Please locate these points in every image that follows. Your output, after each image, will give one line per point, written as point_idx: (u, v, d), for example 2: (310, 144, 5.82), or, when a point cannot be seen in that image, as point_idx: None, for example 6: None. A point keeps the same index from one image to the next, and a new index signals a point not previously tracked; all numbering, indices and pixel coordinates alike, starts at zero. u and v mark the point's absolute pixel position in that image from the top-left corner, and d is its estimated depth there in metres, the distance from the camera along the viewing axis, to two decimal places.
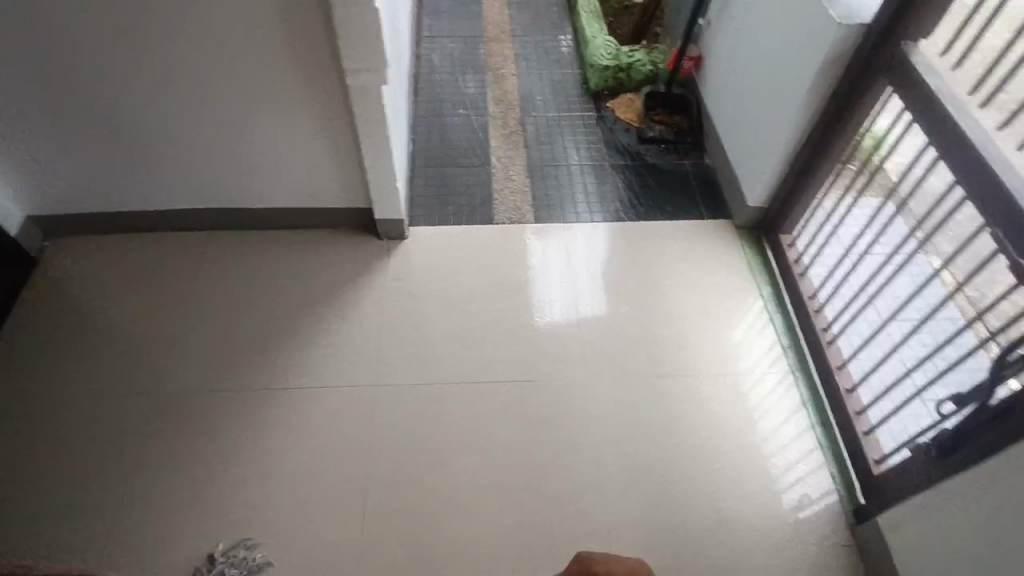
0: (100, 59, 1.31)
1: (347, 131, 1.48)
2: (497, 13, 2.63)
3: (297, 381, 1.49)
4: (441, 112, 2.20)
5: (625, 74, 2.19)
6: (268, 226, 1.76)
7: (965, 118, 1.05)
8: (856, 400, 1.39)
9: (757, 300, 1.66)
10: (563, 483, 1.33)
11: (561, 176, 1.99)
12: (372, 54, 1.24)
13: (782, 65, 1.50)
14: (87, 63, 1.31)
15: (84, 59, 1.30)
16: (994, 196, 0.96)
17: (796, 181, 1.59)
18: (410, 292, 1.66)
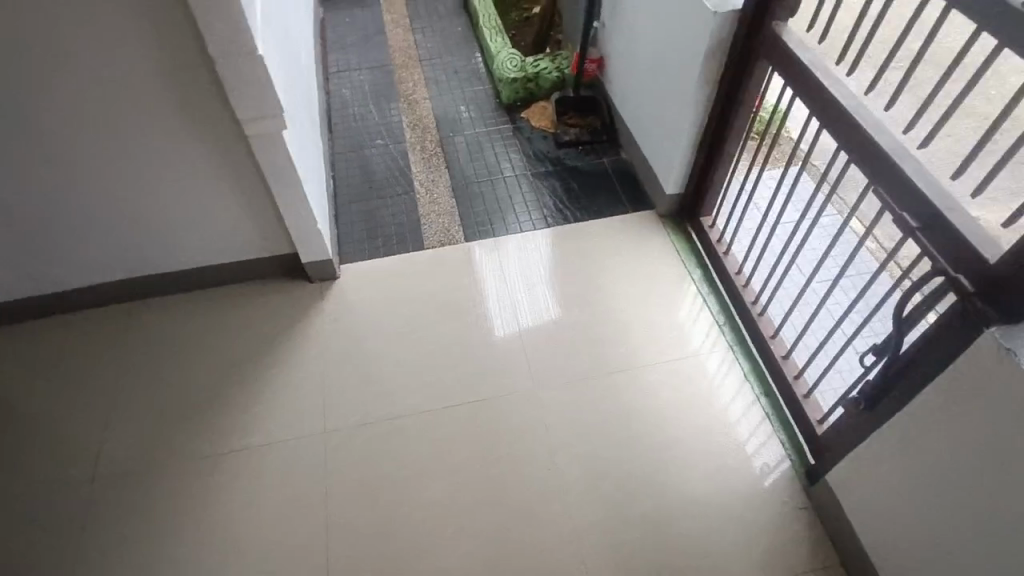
0: None
1: (256, 180, 1.45)
2: (403, 41, 2.64)
3: (243, 441, 1.44)
4: (358, 145, 2.19)
5: (534, 83, 2.24)
6: (193, 287, 1.71)
7: (836, 87, 1.10)
8: (791, 365, 1.43)
9: (689, 284, 1.70)
10: (526, 497, 1.33)
11: (485, 192, 2.01)
12: (265, 101, 1.21)
13: (673, 56, 1.55)
14: None
15: None
16: (871, 155, 1.01)
17: (706, 164, 1.65)
18: (349, 330, 1.64)
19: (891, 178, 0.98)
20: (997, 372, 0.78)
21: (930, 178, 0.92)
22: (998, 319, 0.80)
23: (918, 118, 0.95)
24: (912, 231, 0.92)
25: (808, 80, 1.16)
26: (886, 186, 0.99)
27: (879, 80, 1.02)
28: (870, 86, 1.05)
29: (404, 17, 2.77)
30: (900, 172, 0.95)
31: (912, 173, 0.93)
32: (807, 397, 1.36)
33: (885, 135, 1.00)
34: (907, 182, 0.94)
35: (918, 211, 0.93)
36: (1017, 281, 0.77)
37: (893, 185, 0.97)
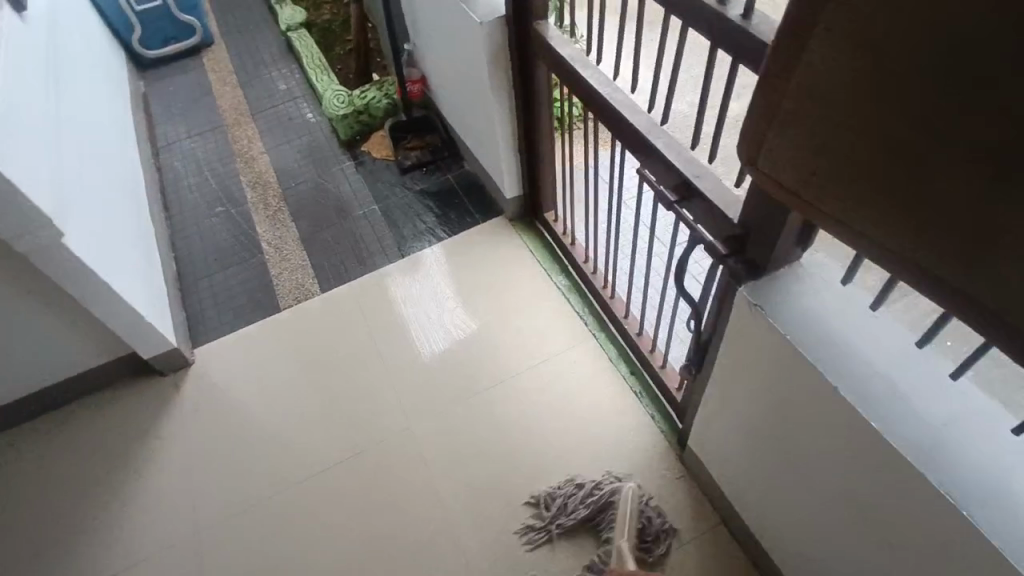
0: None
1: (60, 291, 1.36)
2: (231, 98, 2.55)
3: (115, 564, 1.35)
4: (198, 217, 2.10)
5: (366, 115, 2.21)
6: (34, 414, 1.58)
7: (594, 76, 1.13)
8: (646, 339, 1.46)
9: (546, 281, 1.71)
10: (417, 539, 1.31)
11: (336, 236, 1.96)
12: (28, 213, 1.14)
13: (468, 68, 1.56)
14: None
15: None
16: (630, 137, 1.04)
17: (530, 163, 1.66)
18: (212, 417, 1.56)
19: (650, 156, 1.01)
20: (753, 327, 0.82)
21: (678, 150, 0.95)
22: (747, 275, 0.82)
23: (656, 95, 0.98)
24: (672, 204, 0.95)
25: (572, 74, 1.18)
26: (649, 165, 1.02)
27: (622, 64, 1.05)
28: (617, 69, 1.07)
29: (229, 72, 2.68)
30: (654, 150, 0.98)
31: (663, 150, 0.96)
32: (663, 366, 1.40)
33: (637, 116, 1.03)
34: (661, 160, 0.97)
35: (674, 184, 0.96)
36: (752, 237, 0.80)
37: (652, 163, 1.00)
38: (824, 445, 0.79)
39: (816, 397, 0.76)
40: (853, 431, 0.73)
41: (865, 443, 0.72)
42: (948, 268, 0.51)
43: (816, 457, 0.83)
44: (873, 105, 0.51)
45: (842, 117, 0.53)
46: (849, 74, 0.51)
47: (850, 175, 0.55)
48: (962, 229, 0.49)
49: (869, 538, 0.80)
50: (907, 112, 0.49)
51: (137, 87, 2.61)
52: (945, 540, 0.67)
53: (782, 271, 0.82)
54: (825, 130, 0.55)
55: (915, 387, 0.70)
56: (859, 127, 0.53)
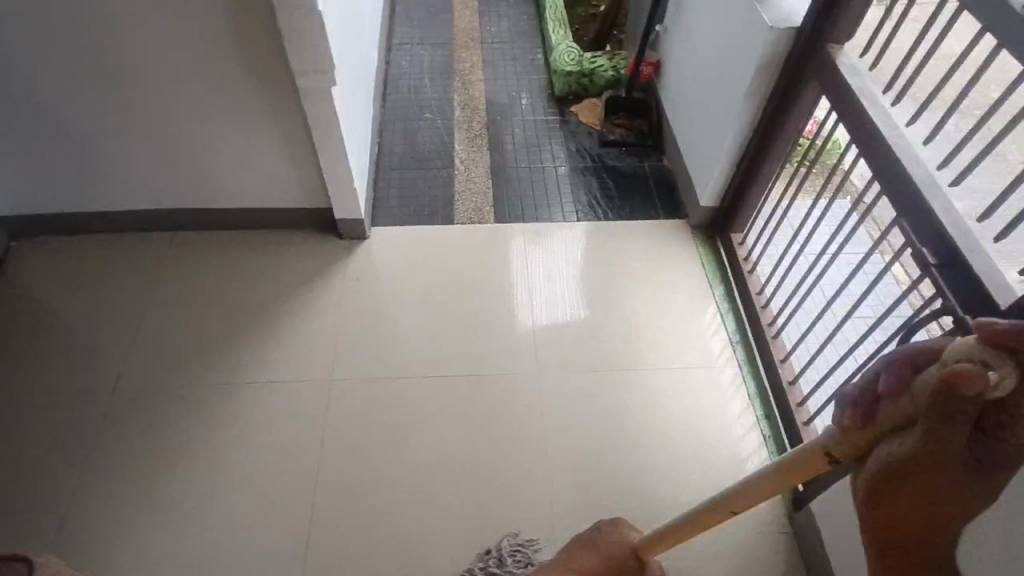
0: (59, 65, 1.34)
1: (301, 132, 1.51)
2: (468, 22, 2.68)
3: (253, 378, 1.51)
4: (407, 115, 2.24)
5: (588, 79, 2.25)
6: (229, 227, 1.78)
7: (880, 116, 1.08)
8: (796, 391, 1.42)
9: (709, 298, 1.69)
10: (512, 473, 1.36)
11: (523, 178, 2.03)
12: (319, 56, 1.28)
13: (726, 68, 1.55)
14: (47, 70, 1.35)
15: (42, 65, 1.34)
16: (901, 187, 0.99)
17: (744, 181, 1.63)
18: (369, 291, 1.69)
19: (917, 214, 0.96)
20: None
21: (958, 219, 0.90)
22: None
23: (955, 156, 0.93)
24: (928, 268, 0.91)
25: (853, 107, 1.14)
26: (912, 222, 0.97)
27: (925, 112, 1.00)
28: (914, 116, 1.02)
29: None
30: (928, 209, 0.93)
31: (941, 212, 0.91)
32: (807, 424, 1.35)
33: (920, 169, 0.98)
34: (932, 221, 0.93)
35: (938, 250, 0.91)
36: None
37: (918, 222, 0.95)
38: None
39: None
40: None
41: None
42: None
43: None
44: None
45: None
46: None
47: None
48: None
49: None
50: None
51: None
52: None
53: None
54: None
55: None
56: None
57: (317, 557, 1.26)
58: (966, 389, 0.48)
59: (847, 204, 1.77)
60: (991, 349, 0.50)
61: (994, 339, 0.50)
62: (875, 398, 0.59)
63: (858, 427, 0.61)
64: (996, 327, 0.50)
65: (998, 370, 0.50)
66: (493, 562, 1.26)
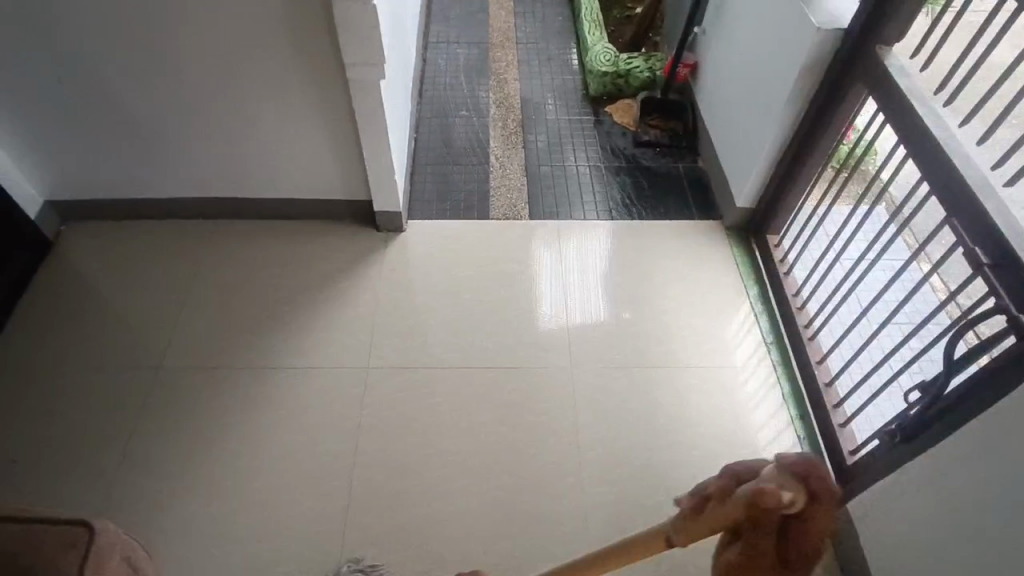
0: (120, 52, 1.39)
1: (346, 123, 1.55)
2: (503, 22, 2.71)
3: (292, 362, 1.54)
4: (443, 112, 2.27)
5: (623, 80, 2.26)
6: (270, 216, 1.82)
7: (930, 117, 1.08)
8: (833, 393, 1.41)
9: (743, 299, 1.69)
10: (545, 464, 1.38)
11: (557, 176, 2.05)
12: (370, 48, 1.31)
13: (768, 70, 1.55)
14: (108, 56, 1.40)
15: (104, 51, 1.39)
16: (953, 187, 0.99)
17: (782, 182, 1.63)
18: (405, 282, 1.72)
19: (969, 214, 0.96)
20: None
21: (1012, 219, 0.90)
22: None
23: (1010, 156, 0.93)
24: (980, 267, 0.91)
25: (902, 107, 1.14)
26: (963, 222, 0.97)
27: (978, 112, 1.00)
28: (966, 117, 1.02)
29: None
30: (981, 209, 0.93)
31: (995, 212, 0.91)
32: (843, 425, 1.34)
33: (973, 170, 0.98)
34: (985, 221, 0.92)
35: (991, 250, 0.91)
36: None
37: (970, 222, 0.95)
38: None
39: None
40: None
41: None
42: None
43: None
44: None
45: None
46: None
47: None
48: None
49: None
50: None
51: None
52: None
53: None
54: None
55: None
56: None
57: (351, 538, 1.28)
58: (767, 502, 0.57)
59: (885, 210, 1.76)
60: (789, 472, 0.59)
61: (790, 466, 0.60)
62: (704, 498, 0.65)
63: (691, 519, 0.66)
64: (790, 458, 0.60)
65: (794, 493, 0.59)
66: (524, 551, 1.27)
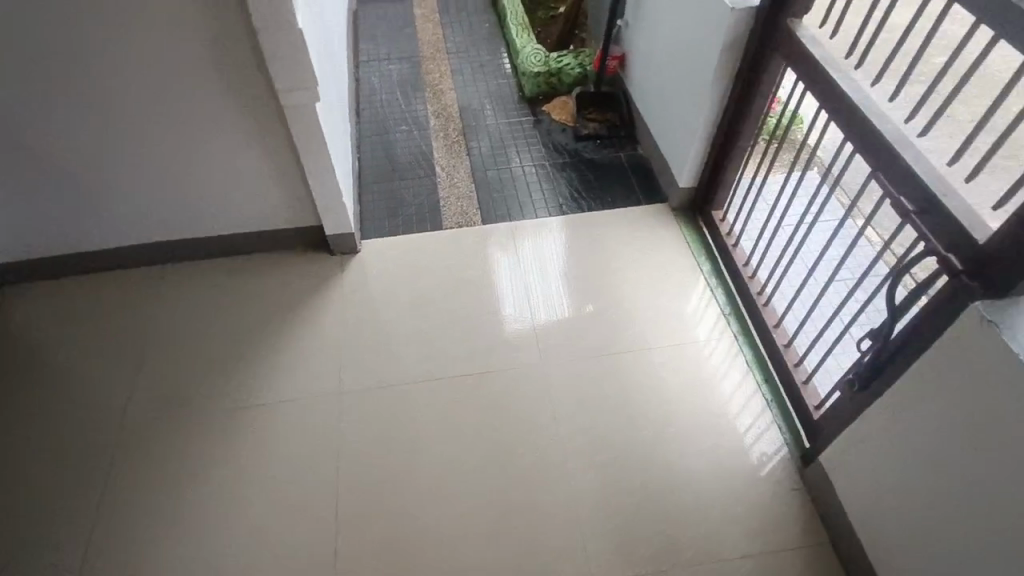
0: (39, 105, 1.34)
1: (286, 151, 1.53)
2: (432, 34, 2.72)
3: (261, 398, 1.51)
4: (383, 129, 2.27)
5: (556, 78, 2.30)
6: (219, 254, 1.78)
7: (845, 81, 1.14)
8: (792, 353, 1.47)
9: (698, 275, 1.74)
10: (530, 461, 1.39)
11: (504, 179, 2.07)
12: (301, 72, 1.29)
13: (693, 53, 1.61)
14: (27, 111, 1.35)
15: (22, 106, 1.34)
16: (874, 143, 1.05)
17: (720, 159, 1.69)
18: (366, 303, 1.70)
19: (891, 167, 1.02)
20: (977, 344, 0.82)
21: (930, 166, 0.96)
22: (980, 293, 0.85)
23: (920, 108, 0.99)
24: (908, 215, 0.97)
25: (819, 74, 1.20)
26: (887, 174, 1.03)
27: (887, 69, 1.06)
28: (877, 76, 1.09)
29: (433, 12, 2.85)
30: (901, 160, 0.99)
31: (914, 161, 0.97)
32: (806, 382, 1.40)
33: (889, 124, 1.04)
34: (907, 170, 0.98)
35: (915, 197, 0.97)
36: (999, 259, 0.82)
37: (894, 173, 1.01)
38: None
39: None
40: None
41: None
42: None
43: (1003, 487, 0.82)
44: None
45: None
46: None
47: None
48: None
49: None
50: None
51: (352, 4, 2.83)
52: None
53: None
54: None
55: None
56: None
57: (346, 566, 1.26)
58: None
59: (818, 173, 1.84)
60: None
61: None
62: None
63: None
64: None
65: None
66: (522, 549, 1.27)
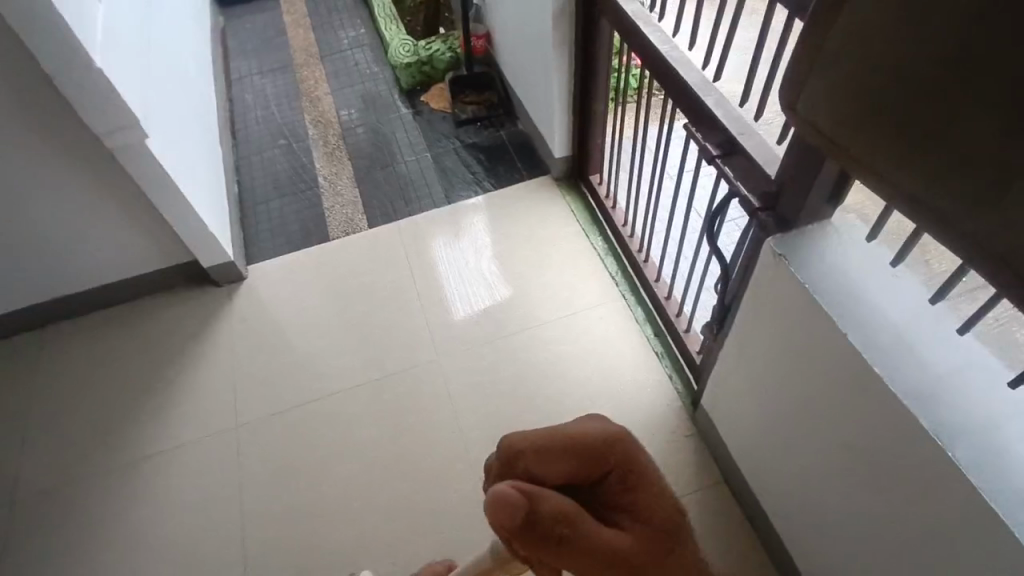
0: None
1: (136, 194, 1.49)
2: (303, 40, 2.65)
3: (159, 447, 1.48)
4: (261, 148, 2.21)
5: (429, 66, 2.27)
6: (99, 307, 1.72)
7: (654, 34, 1.15)
8: (673, 303, 1.51)
9: (584, 242, 1.76)
10: (435, 457, 1.40)
11: (388, 178, 2.04)
12: (117, 113, 1.25)
13: (534, 23, 1.60)
14: None
15: None
16: (682, 92, 1.06)
17: (583, 123, 1.70)
18: (257, 329, 1.67)
19: (698, 114, 1.04)
20: (777, 279, 0.85)
21: (727, 108, 0.98)
22: (775, 227, 0.88)
23: (712, 53, 1.00)
24: (713, 160, 0.99)
25: (633, 29, 1.20)
26: (696, 122, 1.05)
27: (683, 18, 1.07)
28: (676, 25, 1.10)
29: (302, 16, 2.76)
30: (703, 106, 1.00)
31: (713, 106, 0.99)
32: (687, 330, 1.44)
33: (691, 72, 1.05)
34: (709, 116, 1.00)
35: (718, 141, 0.99)
36: (784, 193, 0.85)
37: (700, 120, 1.03)
38: (832, 399, 0.83)
39: (832, 351, 0.79)
40: (865, 385, 0.75)
41: (873, 396, 0.74)
42: (999, 245, 0.54)
43: (821, 409, 0.86)
44: (912, 55, 0.55)
45: (884, 64, 0.57)
46: (888, 29, 0.56)
47: (880, 122, 0.59)
48: (984, 181, 0.53)
49: (858, 491, 0.84)
50: (939, 58, 0.53)
51: (216, 22, 2.73)
52: (926, 483, 0.71)
53: (811, 228, 0.85)
54: (865, 71, 0.59)
55: (927, 336, 0.74)
56: (896, 76, 0.57)
57: None
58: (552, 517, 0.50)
59: None
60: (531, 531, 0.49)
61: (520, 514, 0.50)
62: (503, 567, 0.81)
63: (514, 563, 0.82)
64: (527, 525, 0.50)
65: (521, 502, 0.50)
66: (433, 547, 1.29)
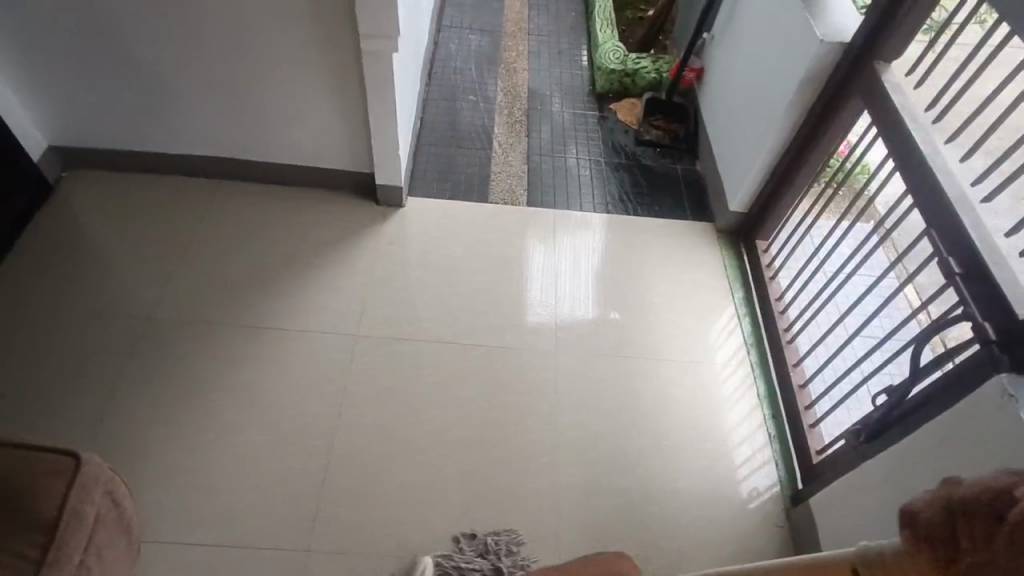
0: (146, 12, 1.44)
1: (356, 96, 1.59)
2: (517, 13, 2.73)
3: (281, 323, 1.57)
4: (450, 95, 2.29)
5: (630, 78, 2.29)
6: (270, 181, 1.84)
7: (920, 134, 1.12)
8: (805, 395, 1.48)
9: (727, 300, 1.73)
10: (523, 443, 1.42)
11: (557, 167, 2.08)
12: (384, 22, 1.35)
13: (772, 77, 1.58)
14: (132, 14, 1.45)
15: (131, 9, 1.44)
16: (936, 200, 1.03)
17: (777, 188, 1.67)
18: (399, 255, 1.74)
19: (947, 226, 1.00)
20: (993, 420, 0.82)
21: (986, 232, 0.95)
22: (1007, 369, 0.85)
23: (990, 174, 0.97)
24: (952, 276, 0.95)
25: (894, 122, 1.18)
26: (941, 233, 1.01)
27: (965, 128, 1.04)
28: (954, 133, 1.07)
29: None
30: (959, 220, 0.97)
31: (970, 225, 0.96)
32: (813, 427, 1.40)
33: (954, 185, 1.02)
34: (961, 233, 0.97)
35: (962, 259, 0.96)
36: None
37: (947, 234, 0.99)
38: None
39: None
40: None
41: None
42: None
43: None
44: None
45: None
46: None
47: None
48: None
49: None
50: None
51: None
52: None
53: None
54: None
55: None
56: None
57: (329, 495, 1.32)
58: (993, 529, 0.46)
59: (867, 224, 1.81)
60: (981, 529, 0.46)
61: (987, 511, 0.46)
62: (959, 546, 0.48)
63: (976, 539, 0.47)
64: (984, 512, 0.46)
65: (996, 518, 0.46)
66: (495, 523, 1.31)
